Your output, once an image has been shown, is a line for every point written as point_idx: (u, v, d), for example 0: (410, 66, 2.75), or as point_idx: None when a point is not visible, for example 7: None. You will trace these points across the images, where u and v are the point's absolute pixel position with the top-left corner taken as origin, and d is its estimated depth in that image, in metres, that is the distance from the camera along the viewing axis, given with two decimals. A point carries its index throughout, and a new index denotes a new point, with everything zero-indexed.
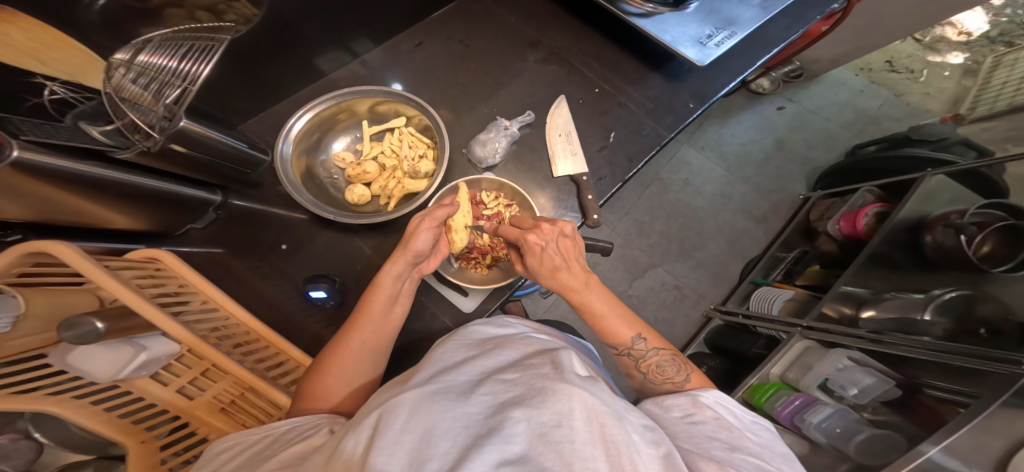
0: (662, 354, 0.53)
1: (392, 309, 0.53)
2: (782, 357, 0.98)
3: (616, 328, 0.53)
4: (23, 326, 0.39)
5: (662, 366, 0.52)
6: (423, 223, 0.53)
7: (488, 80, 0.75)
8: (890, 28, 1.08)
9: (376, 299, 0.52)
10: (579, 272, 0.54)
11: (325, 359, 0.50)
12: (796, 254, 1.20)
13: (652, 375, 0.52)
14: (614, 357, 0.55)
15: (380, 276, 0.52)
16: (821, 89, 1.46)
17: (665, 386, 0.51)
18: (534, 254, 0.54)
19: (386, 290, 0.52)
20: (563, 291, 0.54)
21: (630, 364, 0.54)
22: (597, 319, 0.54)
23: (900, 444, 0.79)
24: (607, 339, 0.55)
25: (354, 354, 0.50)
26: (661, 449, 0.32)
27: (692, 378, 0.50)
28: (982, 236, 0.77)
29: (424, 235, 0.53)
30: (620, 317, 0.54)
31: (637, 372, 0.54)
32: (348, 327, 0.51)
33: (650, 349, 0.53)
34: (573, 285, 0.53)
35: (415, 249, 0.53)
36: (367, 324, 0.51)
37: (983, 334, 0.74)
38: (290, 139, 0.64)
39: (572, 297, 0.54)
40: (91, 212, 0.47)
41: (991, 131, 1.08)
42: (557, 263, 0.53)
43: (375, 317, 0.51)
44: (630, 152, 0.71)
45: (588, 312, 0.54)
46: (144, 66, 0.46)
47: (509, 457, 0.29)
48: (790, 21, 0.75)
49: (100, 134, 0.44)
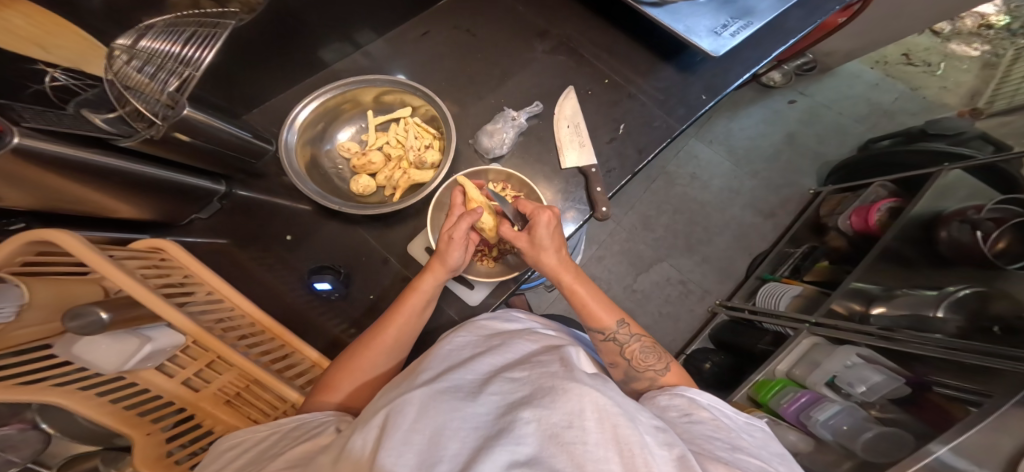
0: (643, 341, 0.54)
1: (423, 311, 0.54)
2: (788, 353, 0.98)
3: (597, 310, 0.54)
4: (28, 316, 0.39)
5: (644, 354, 0.53)
6: (454, 240, 0.53)
7: (495, 70, 0.73)
8: (908, 21, 1.05)
9: (410, 301, 0.53)
10: (566, 255, 0.56)
11: (348, 355, 0.51)
12: (804, 249, 1.19)
13: (635, 362, 0.53)
14: (599, 343, 0.55)
15: (419, 282, 0.53)
16: (835, 82, 1.43)
17: (646, 374, 0.52)
18: (538, 231, 0.54)
19: (422, 294, 0.53)
20: (552, 273, 0.55)
21: (614, 350, 0.54)
22: (580, 301, 0.55)
23: (909, 442, 0.79)
24: (590, 323, 0.55)
25: (381, 352, 0.50)
26: (676, 451, 0.31)
27: (671, 368, 0.52)
28: (997, 232, 0.75)
29: (457, 252, 0.53)
30: (600, 300, 0.55)
31: (621, 359, 0.53)
32: (379, 325, 0.52)
33: (632, 335, 0.54)
34: (561, 267, 0.55)
35: (450, 263, 0.54)
36: (399, 322, 0.51)
37: (997, 331, 0.72)
38: (295, 128, 0.62)
39: (561, 278, 0.55)
40: (96, 200, 0.47)
41: (1009, 126, 1.05)
42: (550, 244, 0.54)
43: (410, 316, 0.52)
44: (640, 143, 0.70)
45: (573, 294, 0.55)
46: (145, 52, 0.44)
47: (520, 459, 0.28)
48: (807, 11, 0.73)
49: (103, 122, 0.43)
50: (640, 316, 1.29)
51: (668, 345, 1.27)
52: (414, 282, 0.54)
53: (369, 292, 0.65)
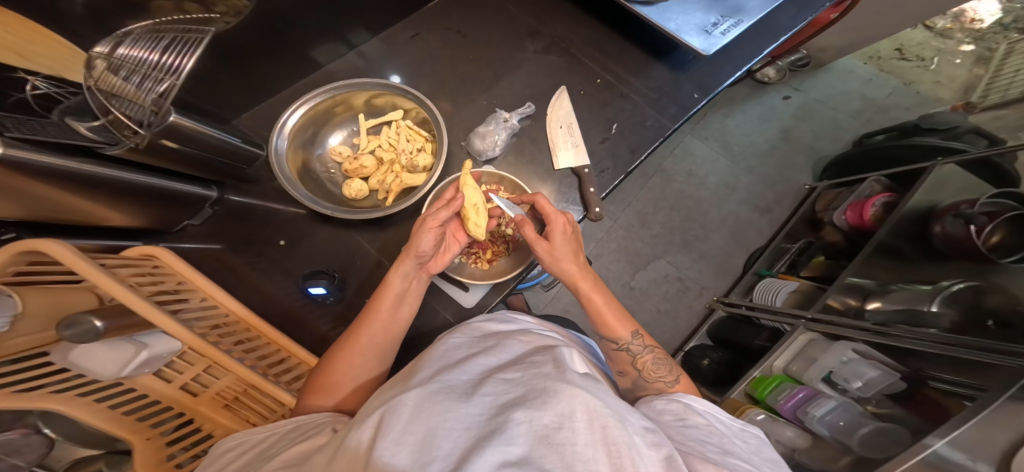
0: (655, 353, 0.54)
1: (398, 308, 0.54)
2: (787, 349, 0.96)
3: (612, 319, 0.54)
4: (22, 325, 0.39)
5: (656, 365, 0.52)
6: (428, 223, 0.53)
7: (486, 71, 0.73)
8: (899, 17, 1.05)
9: (384, 297, 0.53)
10: (583, 263, 0.56)
11: (334, 356, 0.51)
12: (801, 245, 1.18)
13: (645, 372, 0.52)
14: (611, 352, 0.55)
15: (388, 275, 0.54)
16: (829, 77, 1.42)
17: (655, 385, 0.51)
18: (554, 236, 0.54)
19: (393, 287, 0.53)
20: (569, 280, 0.56)
21: (626, 360, 0.54)
22: (595, 308, 0.55)
23: (902, 438, 0.80)
24: (604, 332, 0.55)
25: (361, 350, 0.50)
26: (664, 451, 0.31)
27: (681, 380, 0.51)
28: (992, 226, 0.76)
29: (428, 235, 0.53)
30: (616, 310, 0.55)
31: (631, 369, 0.53)
32: (356, 325, 0.52)
33: (645, 347, 0.54)
34: (577, 274, 0.55)
35: (418, 250, 0.53)
36: (378, 318, 0.52)
37: (992, 326, 0.73)
38: (285, 134, 0.63)
39: (578, 285, 0.55)
40: (87, 208, 0.47)
41: (1003, 120, 1.05)
42: (566, 251, 0.55)
43: (384, 311, 0.52)
44: (632, 144, 0.70)
45: (589, 303, 0.55)
46: (122, 59, 0.44)
47: (510, 458, 0.28)
48: (798, 9, 0.73)
49: (88, 130, 0.43)
50: (638, 314, 1.29)
51: (666, 341, 1.28)
52: (386, 277, 0.54)
53: (364, 295, 0.65)
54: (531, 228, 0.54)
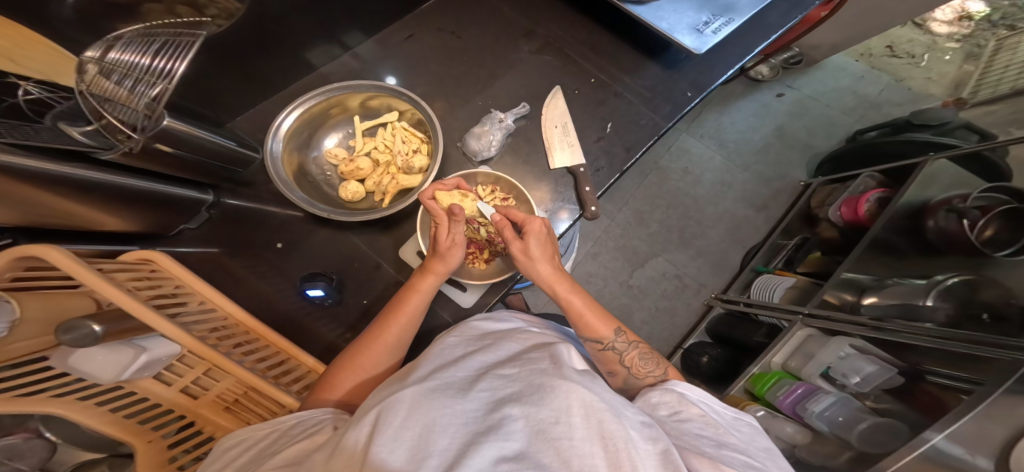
0: (640, 348, 0.53)
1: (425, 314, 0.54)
2: (785, 345, 0.97)
3: (594, 320, 0.53)
4: (21, 330, 0.38)
5: (642, 361, 0.51)
6: (450, 247, 0.53)
7: (481, 72, 0.73)
8: (890, 16, 1.06)
9: (412, 303, 0.53)
10: (558, 265, 0.55)
11: (353, 351, 0.51)
12: (797, 241, 1.20)
13: (634, 369, 0.51)
14: (595, 353, 0.54)
15: (421, 283, 0.53)
16: (822, 74, 1.44)
17: (646, 381, 0.50)
18: (529, 240, 0.54)
19: (424, 296, 0.53)
20: (545, 284, 0.54)
21: (613, 359, 0.52)
22: (577, 312, 0.54)
23: (902, 431, 0.81)
24: (585, 333, 0.53)
25: (383, 348, 0.50)
26: (660, 445, 0.31)
27: (669, 372, 0.51)
28: (985, 221, 0.76)
29: (458, 253, 0.54)
30: (597, 310, 0.54)
31: (619, 368, 0.52)
32: (379, 325, 0.52)
33: (629, 343, 0.52)
34: (553, 277, 0.54)
35: (451, 264, 0.54)
36: (395, 320, 0.51)
37: (985, 319, 0.74)
38: (280, 136, 0.62)
39: (553, 288, 0.54)
40: (84, 214, 0.47)
41: (993, 116, 1.07)
42: (538, 256, 0.54)
43: (410, 318, 0.52)
44: (627, 142, 0.70)
45: (567, 305, 0.54)
46: (113, 63, 0.45)
47: (507, 454, 0.28)
48: (788, 7, 0.73)
49: (81, 135, 0.43)
50: (637, 312, 1.30)
51: (665, 339, 1.28)
52: (415, 283, 0.54)
53: (362, 297, 0.65)
54: (509, 229, 0.55)
